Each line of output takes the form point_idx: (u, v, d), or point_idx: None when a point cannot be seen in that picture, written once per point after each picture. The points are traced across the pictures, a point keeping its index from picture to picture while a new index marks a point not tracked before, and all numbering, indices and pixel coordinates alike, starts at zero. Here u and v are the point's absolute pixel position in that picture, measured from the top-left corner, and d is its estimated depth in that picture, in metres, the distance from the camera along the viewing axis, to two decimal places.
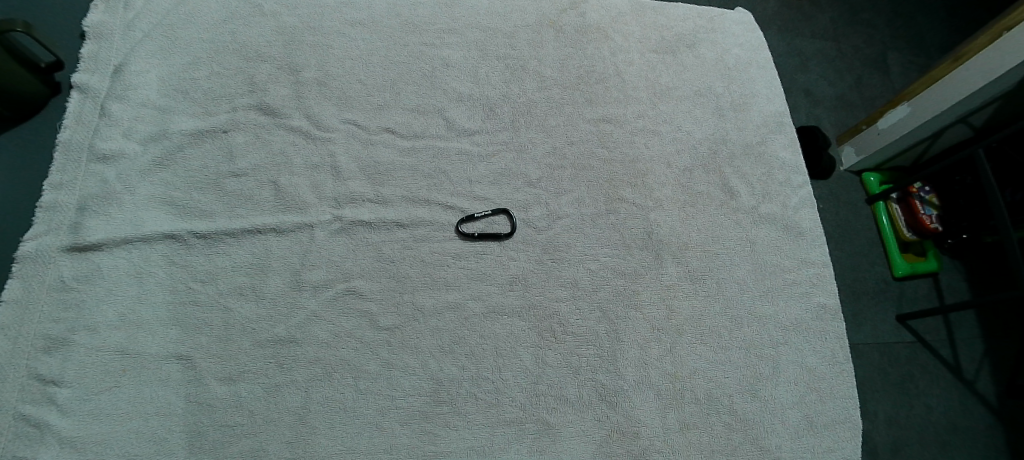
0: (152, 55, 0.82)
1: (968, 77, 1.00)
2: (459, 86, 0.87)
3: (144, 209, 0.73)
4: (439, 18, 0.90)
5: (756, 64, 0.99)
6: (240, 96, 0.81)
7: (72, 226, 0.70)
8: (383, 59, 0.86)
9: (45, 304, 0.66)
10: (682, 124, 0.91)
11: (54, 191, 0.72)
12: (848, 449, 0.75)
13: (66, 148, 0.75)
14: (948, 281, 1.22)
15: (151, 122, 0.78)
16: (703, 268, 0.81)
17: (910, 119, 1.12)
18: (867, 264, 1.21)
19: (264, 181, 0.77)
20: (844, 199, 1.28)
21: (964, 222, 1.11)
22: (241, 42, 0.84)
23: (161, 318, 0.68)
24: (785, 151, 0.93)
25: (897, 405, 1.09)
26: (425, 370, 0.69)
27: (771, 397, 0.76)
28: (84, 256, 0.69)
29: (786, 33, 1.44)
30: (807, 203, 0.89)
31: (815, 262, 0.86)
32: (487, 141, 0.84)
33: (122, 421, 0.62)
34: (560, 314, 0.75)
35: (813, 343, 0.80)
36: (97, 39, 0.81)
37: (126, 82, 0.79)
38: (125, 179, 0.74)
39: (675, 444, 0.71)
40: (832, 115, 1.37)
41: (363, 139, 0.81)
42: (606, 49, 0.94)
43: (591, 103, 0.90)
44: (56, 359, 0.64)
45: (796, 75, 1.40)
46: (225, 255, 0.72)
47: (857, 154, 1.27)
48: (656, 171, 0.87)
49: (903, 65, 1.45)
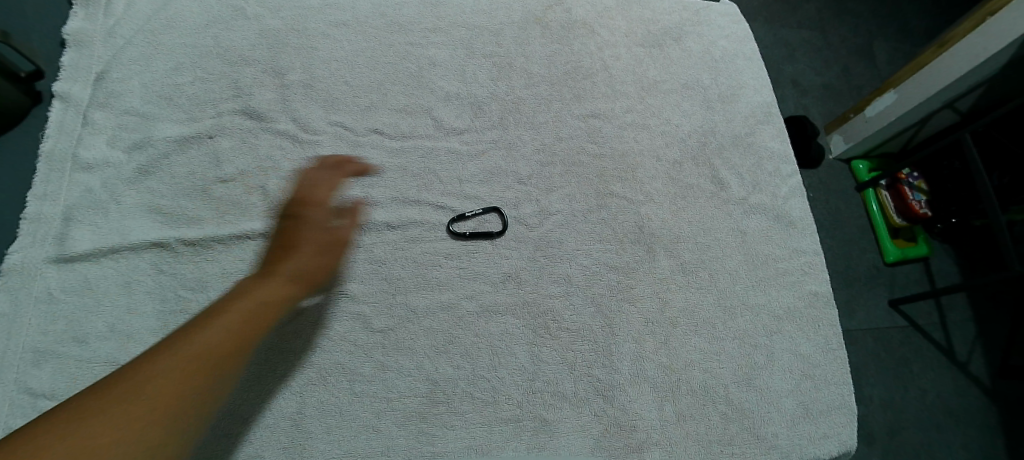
0: (134, 62, 0.81)
1: (954, 63, 1.00)
2: (446, 85, 0.86)
3: (132, 218, 0.72)
4: (424, 17, 0.90)
5: (743, 56, 1.00)
6: (225, 101, 0.80)
7: (58, 237, 0.69)
8: (368, 60, 0.86)
9: (32, 316, 0.65)
10: (671, 117, 0.91)
11: (38, 202, 0.71)
12: (844, 435, 0.76)
13: (49, 159, 0.74)
14: (939, 265, 1.23)
15: (135, 130, 0.77)
16: (696, 260, 0.82)
17: (896, 107, 1.13)
18: (858, 251, 1.22)
19: (251, 186, 0.76)
20: (834, 188, 1.29)
21: (953, 207, 1.12)
22: (225, 47, 0.83)
23: (152, 327, 0.67)
24: (774, 141, 0.93)
25: (891, 389, 1.11)
26: (420, 371, 0.69)
27: (767, 386, 0.76)
28: (71, 267, 0.68)
29: (772, 24, 1.45)
30: (796, 193, 0.90)
31: (807, 251, 0.86)
32: (476, 139, 0.84)
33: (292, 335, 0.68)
34: (554, 310, 0.75)
35: (806, 331, 0.81)
36: (77, 47, 0.80)
37: (109, 90, 0.78)
38: (110, 189, 0.73)
39: (672, 436, 0.71)
40: (819, 105, 1.38)
41: (351, 140, 0.80)
42: (593, 44, 0.94)
43: (579, 98, 0.90)
44: (46, 372, 0.63)
45: (783, 65, 1.40)
46: (215, 262, 0.71)
47: (845, 142, 1.28)
48: (646, 165, 0.87)
49: (888, 53, 1.46)
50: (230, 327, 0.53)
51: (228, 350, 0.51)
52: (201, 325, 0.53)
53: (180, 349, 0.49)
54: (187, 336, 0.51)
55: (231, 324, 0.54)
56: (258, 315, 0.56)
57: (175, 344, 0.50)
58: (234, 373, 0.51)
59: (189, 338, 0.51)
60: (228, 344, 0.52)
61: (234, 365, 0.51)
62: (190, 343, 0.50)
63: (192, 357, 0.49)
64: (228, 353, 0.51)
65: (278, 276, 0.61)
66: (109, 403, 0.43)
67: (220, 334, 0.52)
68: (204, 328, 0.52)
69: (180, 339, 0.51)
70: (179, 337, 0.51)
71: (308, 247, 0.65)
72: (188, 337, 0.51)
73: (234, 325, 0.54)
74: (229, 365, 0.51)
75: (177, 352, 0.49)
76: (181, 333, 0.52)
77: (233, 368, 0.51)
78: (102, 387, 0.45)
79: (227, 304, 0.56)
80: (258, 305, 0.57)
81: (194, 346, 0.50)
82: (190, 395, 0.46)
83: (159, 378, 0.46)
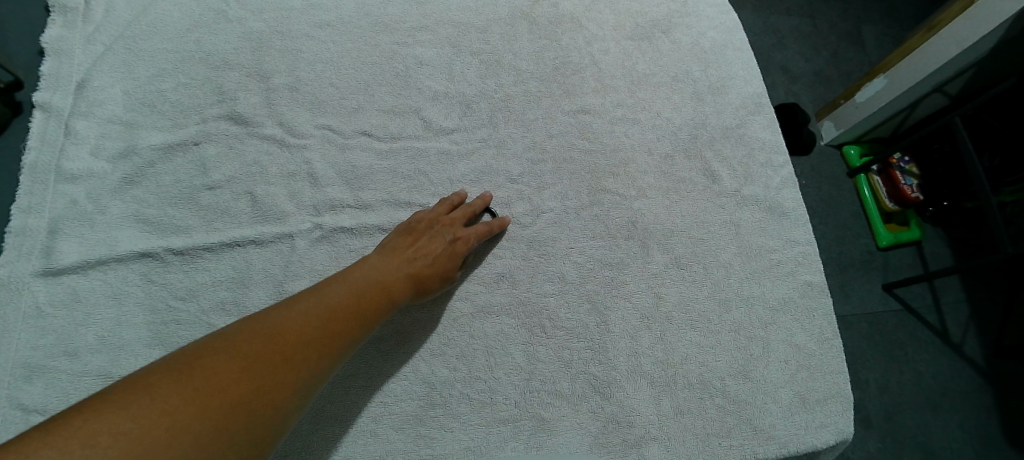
0: (115, 69, 0.79)
1: (943, 46, 1.00)
2: (434, 85, 0.85)
3: (119, 228, 0.71)
4: (410, 16, 0.89)
5: (733, 46, 0.99)
6: (209, 107, 0.79)
7: (44, 250, 0.68)
8: (354, 61, 0.84)
9: (21, 331, 0.65)
10: (662, 110, 0.91)
11: (23, 215, 0.70)
12: (841, 423, 0.76)
13: (32, 171, 0.72)
14: (931, 249, 1.24)
15: (119, 139, 0.76)
16: (690, 253, 0.81)
17: (887, 92, 1.13)
18: (852, 238, 1.23)
19: (239, 192, 0.75)
20: (826, 175, 1.29)
21: (944, 190, 1.13)
22: (208, 51, 0.82)
23: (144, 339, 0.66)
24: (765, 132, 0.93)
25: (886, 375, 1.12)
26: (416, 374, 0.69)
27: (763, 377, 0.77)
28: (58, 280, 0.67)
29: (761, 12, 1.44)
30: (789, 183, 0.90)
31: (800, 241, 0.86)
32: (466, 139, 0.83)
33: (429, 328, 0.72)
34: (549, 309, 0.74)
35: (801, 321, 0.81)
36: (56, 56, 0.78)
37: (91, 98, 0.77)
38: (96, 199, 0.72)
39: (670, 430, 0.71)
40: (810, 93, 1.38)
41: (339, 143, 0.79)
42: (582, 39, 0.93)
43: (569, 94, 0.89)
44: (38, 387, 0.62)
45: (773, 54, 1.40)
46: (205, 270, 0.70)
47: (836, 128, 1.28)
48: (638, 160, 0.86)
49: (877, 38, 1.46)
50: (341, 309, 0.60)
51: (334, 328, 0.58)
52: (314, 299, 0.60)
53: (298, 320, 0.57)
54: (305, 306, 0.59)
55: (340, 302, 0.61)
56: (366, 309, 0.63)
57: (289, 308, 0.58)
58: (338, 351, 0.58)
59: (305, 313, 0.58)
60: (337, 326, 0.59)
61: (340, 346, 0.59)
62: (304, 317, 0.57)
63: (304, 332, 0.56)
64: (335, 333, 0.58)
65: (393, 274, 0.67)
66: (229, 357, 0.50)
67: (331, 315, 0.59)
68: (318, 305, 0.59)
69: (298, 308, 0.58)
70: (296, 305, 0.59)
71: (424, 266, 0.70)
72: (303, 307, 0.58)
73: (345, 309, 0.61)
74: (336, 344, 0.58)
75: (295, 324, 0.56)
76: (300, 299, 0.59)
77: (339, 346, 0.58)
78: (229, 335, 0.53)
79: (342, 283, 0.63)
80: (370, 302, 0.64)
81: (306, 320, 0.57)
82: (299, 366, 0.54)
83: (278, 344, 0.54)
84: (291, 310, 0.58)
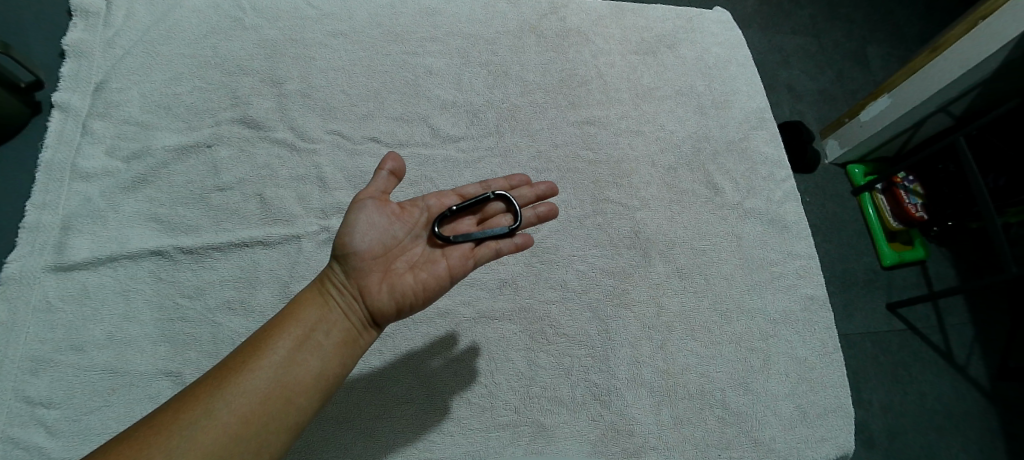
0: (133, 72, 0.81)
1: (946, 67, 1.01)
2: (443, 94, 0.87)
3: (130, 226, 0.73)
4: (420, 27, 0.91)
5: (736, 62, 1.01)
6: (223, 111, 0.81)
7: (57, 246, 0.70)
8: (366, 69, 0.87)
9: (30, 325, 0.66)
10: (666, 123, 0.92)
11: (37, 212, 0.71)
12: (841, 437, 0.76)
13: (48, 169, 0.74)
14: (935, 267, 1.24)
15: (134, 139, 0.78)
16: (691, 264, 0.82)
17: (890, 111, 1.14)
18: (855, 255, 1.23)
19: (249, 195, 0.76)
20: (830, 192, 1.30)
21: (949, 209, 1.13)
22: (223, 57, 0.84)
23: (150, 335, 0.67)
24: (767, 146, 0.94)
25: (890, 393, 1.11)
26: (417, 377, 0.69)
27: (763, 389, 0.77)
28: (69, 276, 0.69)
29: (767, 30, 1.46)
30: (791, 197, 0.91)
31: (801, 255, 0.87)
32: (473, 147, 0.84)
33: (422, 340, 0.71)
34: (551, 316, 0.75)
35: (802, 333, 0.81)
36: (77, 58, 0.80)
37: (108, 99, 0.79)
38: (109, 198, 0.74)
39: (669, 440, 0.71)
40: (813, 110, 1.39)
41: (348, 149, 0.81)
42: (587, 53, 0.95)
43: (575, 105, 0.91)
44: (44, 380, 0.63)
45: (778, 71, 1.42)
46: (212, 270, 0.71)
47: (840, 147, 1.29)
48: (641, 171, 0.88)
49: (881, 58, 1.48)
50: (280, 372, 0.48)
51: (288, 369, 0.49)
52: (243, 364, 0.48)
53: (222, 401, 0.45)
54: (231, 377, 0.47)
55: (291, 344, 0.50)
56: (314, 357, 0.50)
57: (240, 360, 0.48)
58: (299, 394, 0.48)
59: (230, 389, 0.46)
60: (278, 392, 0.47)
61: (291, 410, 0.48)
62: (232, 391, 0.46)
63: (232, 413, 0.45)
64: (276, 400, 0.47)
65: (319, 299, 0.54)
66: None
67: (272, 377, 0.48)
68: (246, 373, 0.47)
69: (222, 382, 0.46)
70: (223, 376, 0.47)
71: (352, 270, 0.56)
72: (230, 377, 0.47)
73: (282, 369, 0.48)
74: (285, 408, 0.47)
75: (216, 408, 0.45)
76: (228, 367, 0.48)
77: (292, 410, 0.48)
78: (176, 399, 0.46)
79: (277, 334, 0.50)
80: (312, 345, 0.51)
81: (234, 396, 0.46)
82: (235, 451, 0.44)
83: (219, 407, 0.45)
84: (211, 387, 0.46)
